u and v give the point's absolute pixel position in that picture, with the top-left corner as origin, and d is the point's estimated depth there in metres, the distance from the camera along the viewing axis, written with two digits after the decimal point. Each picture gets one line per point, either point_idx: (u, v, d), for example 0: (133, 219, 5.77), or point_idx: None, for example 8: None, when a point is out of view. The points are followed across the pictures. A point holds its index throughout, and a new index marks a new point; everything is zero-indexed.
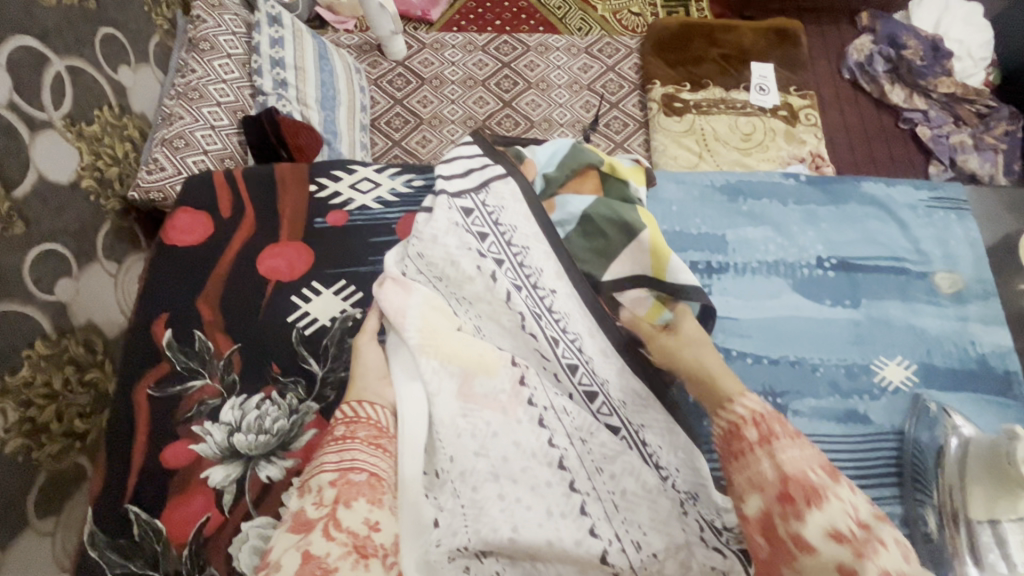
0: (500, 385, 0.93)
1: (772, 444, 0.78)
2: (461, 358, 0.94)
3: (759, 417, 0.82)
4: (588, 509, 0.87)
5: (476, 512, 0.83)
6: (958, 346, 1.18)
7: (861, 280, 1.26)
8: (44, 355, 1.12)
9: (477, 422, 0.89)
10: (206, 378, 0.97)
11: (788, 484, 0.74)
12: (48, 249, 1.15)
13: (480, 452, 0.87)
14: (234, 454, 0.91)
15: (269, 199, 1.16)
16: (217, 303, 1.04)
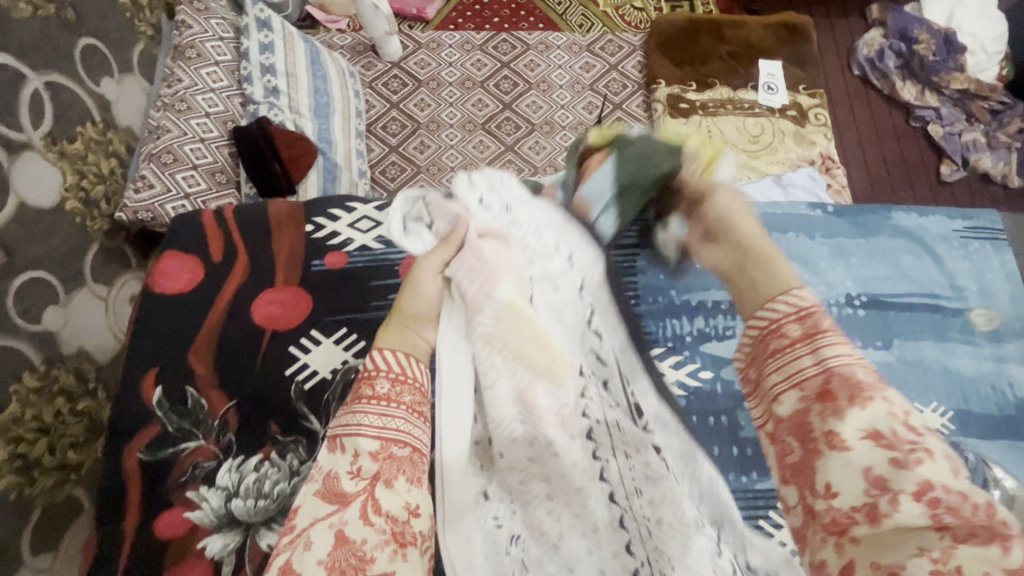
0: (567, 398, 0.68)
1: (820, 339, 0.57)
2: (528, 357, 0.66)
3: (807, 310, 0.58)
4: (623, 522, 0.69)
5: (523, 501, 0.73)
6: (996, 390, 1.15)
7: (893, 318, 1.21)
8: (32, 388, 1.08)
9: (537, 433, 0.67)
10: (200, 439, 0.88)
11: (830, 377, 0.55)
12: (33, 278, 1.10)
13: (533, 458, 0.69)
14: (232, 520, 0.83)
15: (263, 240, 1.06)
16: (209, 356, 0.94)
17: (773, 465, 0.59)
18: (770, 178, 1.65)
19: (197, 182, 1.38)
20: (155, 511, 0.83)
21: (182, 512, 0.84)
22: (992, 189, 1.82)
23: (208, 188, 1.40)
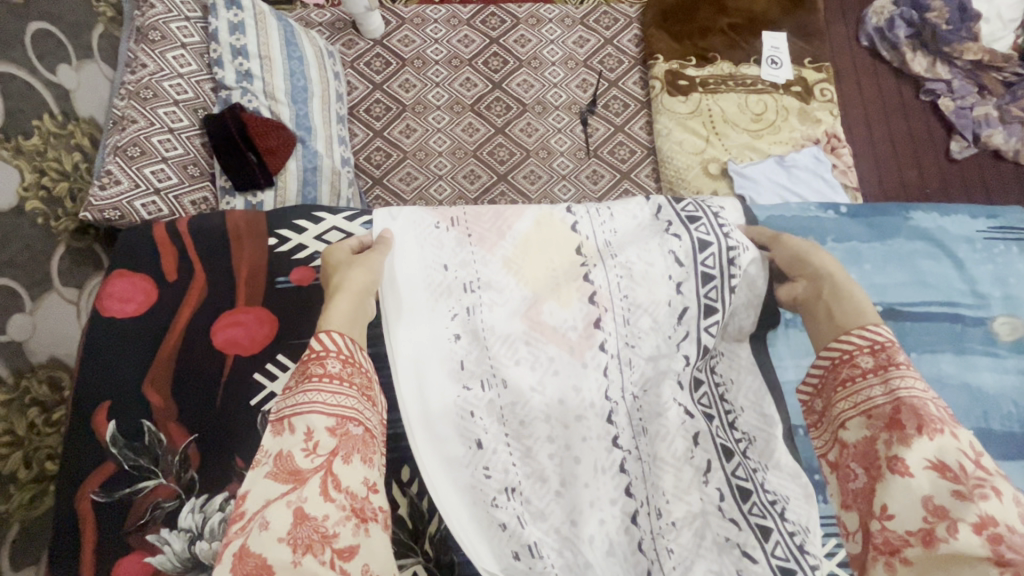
0: (573, 321, 0.88)
1: (890, 372, 0.73)
2: (542, 282, 0.90)
3: (879, 345, 0.76)
4: (633, 492, 0.81)
5: (522, 445, 0.83)
6: (1018, 406, 1.06)
7: (909, 330, 1.10)
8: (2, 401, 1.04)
9: (540, 354, 0.86)
10: (160, 476, 0.82)
11: (898, 409, 0.69)
12: None
13: (536, 388, 0.85)
14: (198, 565, 0.77)
15: (221, 256, 0.97)
16: (168, 387, 0.87)
17: (837, 492, 0.74)
18: (772, 160, 1.58)
19: (167, 176, 1.30)
20: (115, 555, 0.78)
21: (143, 555, 0.78)
22: (1004, 165, 1.75)
23: (180, 182, 1.32)
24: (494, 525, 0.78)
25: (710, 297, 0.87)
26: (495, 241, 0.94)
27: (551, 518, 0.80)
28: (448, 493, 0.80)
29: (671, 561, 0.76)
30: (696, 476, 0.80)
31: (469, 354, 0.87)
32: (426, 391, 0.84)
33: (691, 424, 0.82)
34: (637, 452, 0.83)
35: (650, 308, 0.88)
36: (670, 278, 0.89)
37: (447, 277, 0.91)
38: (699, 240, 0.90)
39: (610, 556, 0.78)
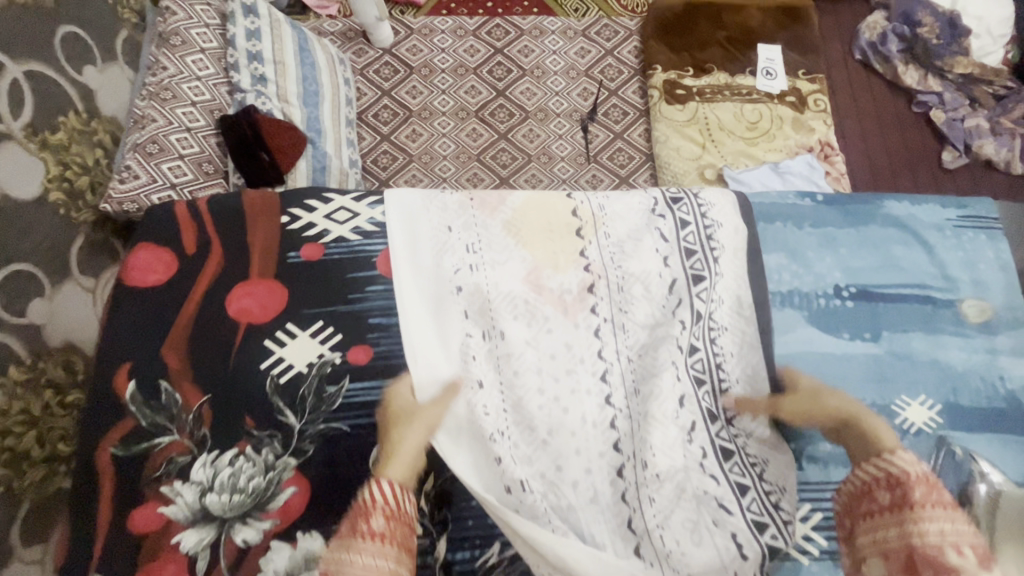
0: (569, 284, 0.92)
1: (906, 511, 0.77)
2: (536, 246, 0.94)
3: (898, 481, 0.80)
4: (619, 445, 0.83)
5: (514, 395, 0.85)
6: (986, 382, 0.98)
7: (882, 310, 1.03)
8: (20, 381, 1.08)
9: (536, 310, 0.90)
10: (175, 433, 0.83)
11: (915, 552, 0.73)
12: (17, 271, 1.09)
13: (530, 341, 0.88)
14: (209, 517, 0.78)
15: (234, 229, 0.95)
16: (182, 353, 0.87)
17: None
18: (767, 167, 1.63)
19: (183, 172, 1.36)
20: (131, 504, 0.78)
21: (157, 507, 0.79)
22: (995, 176, 1.79)
23: (195, 178, 1.38)
24: (491, 461, 0.81)
25: (694, 266, 0.94)
26: (496, 206, 0.98)
27: (540, 453, 0.82)
28: (449, 431, 0.82)
29: (651, 510, 0.79)
30: (681, 435, 0.83)
31: (472, 308, 0.90)
32: (427, 339, 0.88)
33: (680, 386, 0.86)
34: (627, 410, 0.86)
35: (642, 275, 0.93)
36: (658, 251, 0.95)
37: (449, 240, 0.94)
38: (681, 219, 0.98)
39: (593, 504, 0.81)
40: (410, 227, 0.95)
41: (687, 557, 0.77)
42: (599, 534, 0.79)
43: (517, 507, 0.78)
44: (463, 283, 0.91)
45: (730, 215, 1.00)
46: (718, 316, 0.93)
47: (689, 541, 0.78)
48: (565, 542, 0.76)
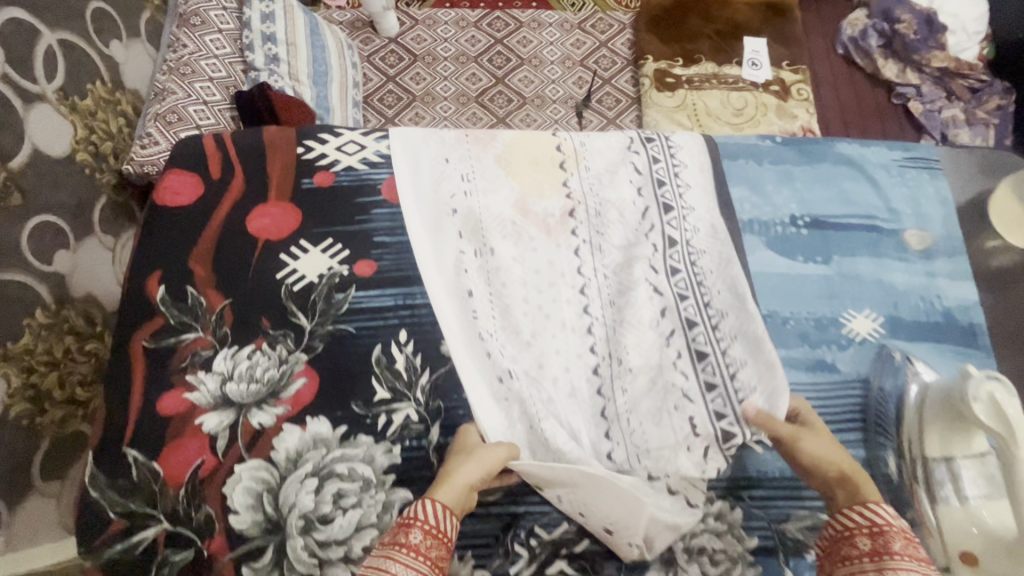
0: (551, 209, 0.76)
1: (885, 561, 0.51)
2: (525, 171, 0.78)
3: (881, 526, 0.54)
4: (598, 368, 0.71)
5: (502, 306, 0.72)
6: (919, 303, 0.73)
7: (840, 238, 0.75)
8: (44, 324, 1.15)
9: (522, 230, 0.75)
10: (200, 330, 0.69)
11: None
12: (45, 221, 1.17)
13: (517, 257, 0.74)
14: (229, 402, 0.67)
15: (250, 145, 0.77)
16: (210, 257, 0.72)
17: None
18: None
19: None
20: (156, 385, 0.67)
21: (182, 395, 0.67)
22: None
23: None
24: (479, 354, 0.69)
25: (664, 198, 0.77)
26: (490, 138, 0.80)
27: (519, 362, 0.70)
28: (435, 324, 0.70)
29: (624, 399, 0.69)
30: (659, 339, 0.70)
31: (466, 228, 0.75)
32: (417, 253, 0.73)
33: (658, 301, 0.72)
34: (603, 322, 0.72)
35: (618, 203, 0.77)
36: (632, 182, 0.78)
37: (445, 169, 0.77)
38: (654, 157, 0.79)
39: (571, 399, 0.69)
40: (398, 151, 0.78)
41: (658, 462, 0.66)
42: (579, 428, 0.68)
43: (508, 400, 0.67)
44: (460, 207, 0.75)
45: (698, 155, 0.79)
46: (696, 242, 0.75)
47: (651, 422, 0.68)
48: (553, 452, 0.65)
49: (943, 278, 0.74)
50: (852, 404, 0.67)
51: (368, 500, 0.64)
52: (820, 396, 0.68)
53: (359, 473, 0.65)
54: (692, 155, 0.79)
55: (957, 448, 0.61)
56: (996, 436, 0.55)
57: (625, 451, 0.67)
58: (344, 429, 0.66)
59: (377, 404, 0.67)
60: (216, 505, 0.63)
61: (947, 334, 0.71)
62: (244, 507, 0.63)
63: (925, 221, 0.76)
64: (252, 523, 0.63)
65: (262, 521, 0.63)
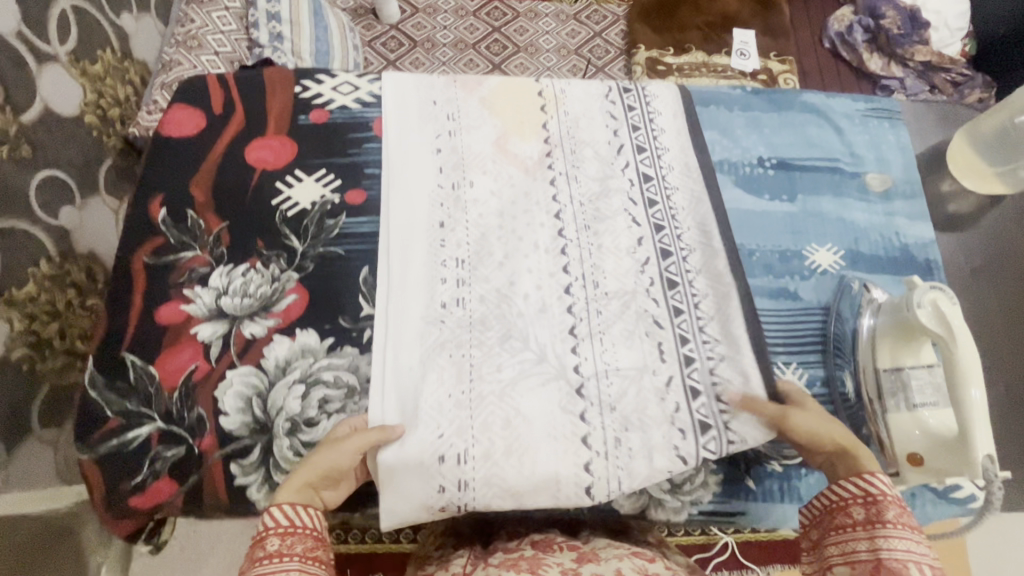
0: (530, 151, 0.80)
1: (878, 530, 0.57)
2: (506, 110, 0.82)
3: (874, 497, 0.59)
4: (572, 289, 0.73)
5: (478, 235, 0.75)
6: (878, 240, 0.77)
7: (804, 180, 0.79)
8: (48, 275, 1.18)
9: (501, 168, 0.79)
10: (198, 249, 0.73)
11: (879, 562, 0.55)
12: (53, 176, 1.20)
13: (495, 191, 0.78)
14: (223, 315, 0.71)
15: (253, 86, 0.82)
16: (209, 184, 0.76)
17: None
18: None
19: None
20: (156, 298, 0.71)
21: (179, 309, 0.71)
22: None
23: None
24: (434, 282, 0.72)
25: (639, 141, 0.81)
26: (476, 82, 0.83)
27: (481, 286, 0.73)
28: (407, 253, 0.73)
29: (598, 320, 0.71)
30: (634, 265, 0.74)
31: (447, 162, 0.78)
32: (396, 185, 0.76)
33: (636, 231, 0.76)
34: (579, 245, 0.75)
35: (592, 143, 0.81)
36: (607, 127, 0.82)
37: (433, 110, 0.81)
38: (628, 106, 0.84)
39: (542, 315, 0.72)
40: (389, 91, 0.82)
41: (626, 381, 0.68)
42: (547, 345, 0.70)
43: (442, 323, 0.71)
44: (445, 145, 0.79)
45: (672, 103, 0.84)
46: (671, 178, 0.79)
47: (620, 342, 0.70)
48: (482, 381, 0.68)
49: (902, 218, 0.78)
50: (813, 328, 0.73)
51: (351, 406, 0.68)
52: (780, 318, 0.73)
53: (345, 380, 0.69)
54: (665, 103, 0.84)
55: (906, 360, 0.65)
56: (937, 339, 0.60)
57: (591, 366, 0.69)
58: (331, 341, 0.70)
59: (363, 319, 0.71)
60: (209, 408, 0.67)
61: (906, 270, 0.76)
62: (234, 409, 0.67)
63: (885, 165, 0.81)
64: (241, 424, 0.66)
65: (250, 423, 0.66)
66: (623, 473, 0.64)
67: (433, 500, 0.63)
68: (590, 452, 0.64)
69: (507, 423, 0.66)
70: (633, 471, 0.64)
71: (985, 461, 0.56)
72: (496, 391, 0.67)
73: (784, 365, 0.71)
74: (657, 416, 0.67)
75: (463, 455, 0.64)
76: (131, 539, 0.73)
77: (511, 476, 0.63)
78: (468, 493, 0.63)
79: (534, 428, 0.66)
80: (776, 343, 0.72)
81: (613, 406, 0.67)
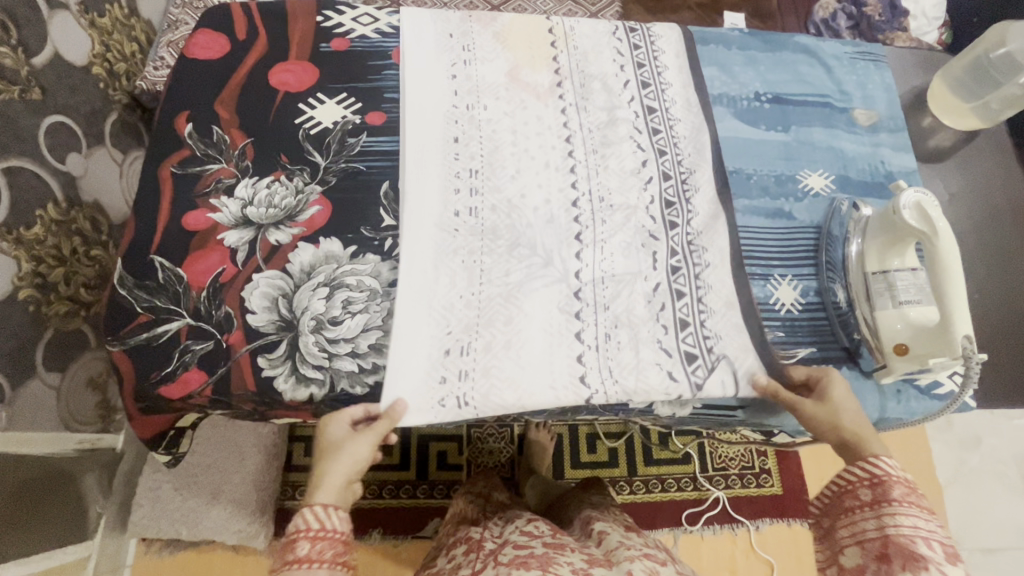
0: (542, 80, 0.83)
1: (884, 509, 0.58)
2: (518, 42, 0.85)
3: (879, 477, 0.60)
4: (578, 205, 0.76)
5: (492, 148, 0.79)
6: (866, 170, 0.83)
7: (796, 114, 0.85)
8: (56, 219, 1.08)
9: (515, 92, 0.82)
10: (223, 163, 0.76)
11: (886, 540, 0.57)
12: (60, 121, 1.10)
13: (508, 111, 0.81)
14: (249, 224, 0.73)
15: (275, 14, 0.85)
16: (233, 106, 0.79)
17: None
18: None
19: None
20: (183, 207, 0.73)
21: (204, 217, 0.73)
22: None
23: None
24: (449, 193, 0.76)
25: (644, 75, 0.84)
26: (491, 17, 0.87)
27: (495, 196, 0.76)
28: (421, 164, 0.76)
29: (602, 229, 0.75)
30: (638, 183, 0.78)
31: (462, 87, 0.82)
32: (417, 103, 0.80)
33: (640, 155, 0.79)
34: (586, 165, 0.78)
35: (600, 77, 0.84)
36: (615, 61, 0.85)
37: (448, 43, 0.84)
38: (633, 44, 0.86)
39: (549, 225, 0.75)
40: (407, 22, 0.85)
41: (620, 286, 0.73)
42: (553, 250, 0.74)
43: (456, 232, 0.74)
44: (460, 73, 0.83)
45: (675, 43, 0.87)
46: (674, 111, 0.83)
47: (618, 254, 0.74)
48: (492, 283, 0.72)
49: (888, 148, 0.84)
50: (807, 246, 0.78)
51: (374, 307, 0.70)
52: (776, 234, 0.78)
53: (367, 284, 0.71)
54: (670, 47, 0.87)
55: (893, 262, 0.70)
56: (921, 236, 0.65)
57: (590, 272, 0.73)
58: (354, 248, 0.73)
59: (384, 229, 0.74)
60: (235, 307, 0.69)
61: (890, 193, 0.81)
62: (261, 309, 0.69)
63: (872, 102, 0.87)
64: (268, 321, 0.69)
65: (276, 321, 0.69)
66: (613, 363, 0.69)
67: (433, 391, 0.67)
68: (583, 344, 0.70)
69: (511, 319, 0.70)
70: (622, 360, 0.69)
71: (964, 341, 0.63)
72: (503, 292, 0.71)
73: (781, 278, 0.76)
74: (644, 317, 0.71)
75: (465, 347, 0.69)
76: (152, 441, 0.76)
77: (509, 366, 0.68)
78: (466, 382, 0.67)
79: (533, 327, 0.70)
80: (772, 258, 0.77)
81: (607, 306, 0.72)
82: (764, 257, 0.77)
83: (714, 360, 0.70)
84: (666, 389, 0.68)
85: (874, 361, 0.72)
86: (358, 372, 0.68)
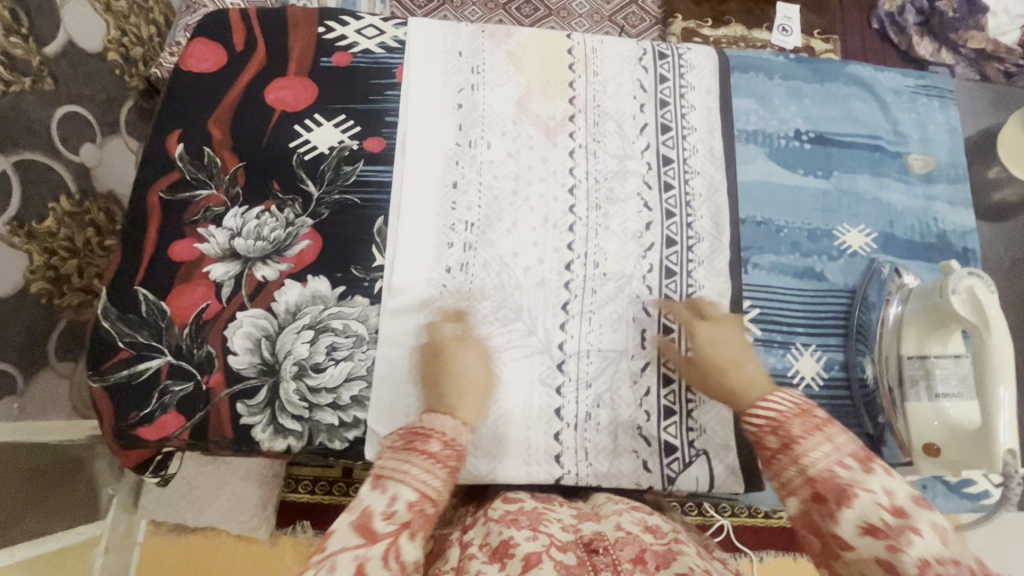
0: (553, 111, 0.76)
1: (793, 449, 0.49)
2: (532, 70, 0.78)
3: (776, 416, 0.52)
4: (573, 267, 0.70)
5: (491, 194, 0.73)
6: (914, 227, 0.73)
7: (838, 158, 0.76)
8: (69, 212, 1.03)
9: (521, 129, 0.75)
10: (213, 189, 0.72)
11: (812, 482, 0.47)
12: (73, 111, 1.04)
13: (513, 152, 0.74)
14: (235, 257, 0.70)
15: (276, 24, 0.79)
16: (228, 125, 0.75)
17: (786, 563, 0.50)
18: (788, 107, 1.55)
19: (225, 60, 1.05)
20: (173, 234, 0.71)
21: (190, 246, 0.70)
22: None
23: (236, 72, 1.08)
24: (442, 244, 0.71)
25: (665, 118, 0.76)
26: (506, 35, 0.79)
27: (486, 251, 0.71)
28: (414, 208, 0.71)
29: (591, 300, 0.69)
30: (638, 248, 0.71)
31: (466, 121, 0.75)
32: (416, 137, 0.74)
33: (645, 216, 0.72)
34: (586, 224, 0.72)
35: (616, 116, 0.76)
36: (635, 98, 0.77)
37: (457, 63, 0.78)
38: (660, 75, 0.78)
39: (539, 289, 0.70)
40: (414, 38, 0.78)
41: (606, 362, 0.68)
42: (537, 317, 0.69)
43: (444, 286, 0.69)
44: (466, 100, 0.76)
45: (707, 77, 0.78)
46: (694, 162, 0.74)
47: (607, 326, 0.69)
48: None
49: (942, 202, 0.75)
50: (836, 312, 0.70)
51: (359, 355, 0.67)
52: (804, 297, 0.71)
53: (353, 329, 0.68)
54: (701, 83, 0.78)
55: (932, 346, 0.62)
56: (969, 325, 0.57)
57: (575, 344, 0.68)
58: (343, 289, 0.69)
59: (375, 269, 0.70)
60: (216, 345, 0.67)
61: (940, 256, 0.73)
62: (243, 349, 0.67)
63: (930, 146, 0.77)
64: (249, 364, 0.66)
65: (257, 363, 0.66)
66: (590, 444, 0.66)
67: None
68: (562, 422, 0.66)
69: None
70: (598, 443, 0.66)
71: (1007, 455, 0.55)
72: None
73: (803, 347, 0.69)
74: (628, 400, 0.67)
75: None
76: (138, 467, 0.76)
77: (486, 438, 0.65)
78: None
79: (512, 398, 0.66)
80: (796, 323, 0.70)
81: (589, 384, 0.67)
82: (787, 320, 0.70)
83: (692, 455, 0.66)
84: (638, 479, 0.66)
85: (900, 454, 0.66)
86: (338, 425, 0.65)
